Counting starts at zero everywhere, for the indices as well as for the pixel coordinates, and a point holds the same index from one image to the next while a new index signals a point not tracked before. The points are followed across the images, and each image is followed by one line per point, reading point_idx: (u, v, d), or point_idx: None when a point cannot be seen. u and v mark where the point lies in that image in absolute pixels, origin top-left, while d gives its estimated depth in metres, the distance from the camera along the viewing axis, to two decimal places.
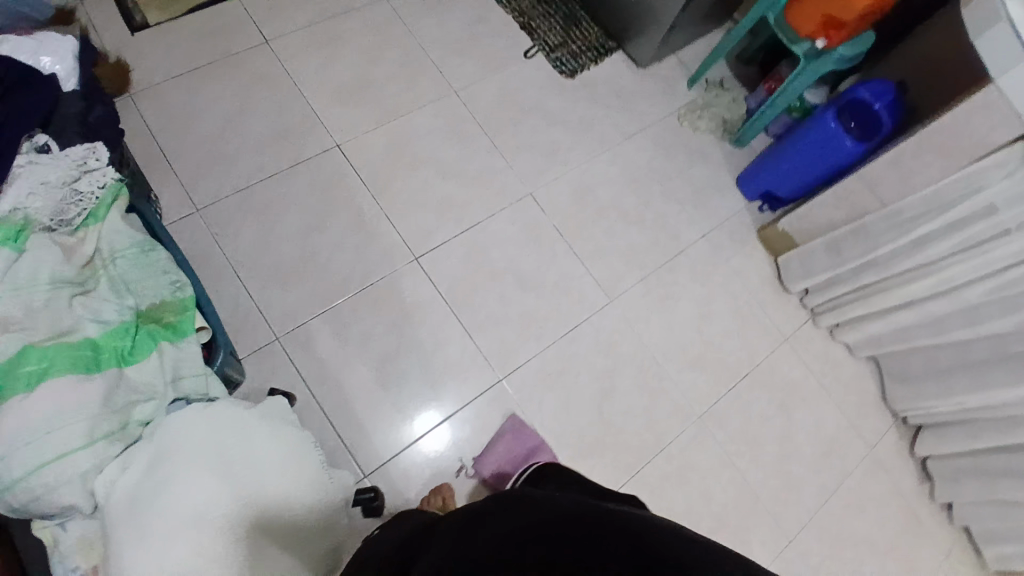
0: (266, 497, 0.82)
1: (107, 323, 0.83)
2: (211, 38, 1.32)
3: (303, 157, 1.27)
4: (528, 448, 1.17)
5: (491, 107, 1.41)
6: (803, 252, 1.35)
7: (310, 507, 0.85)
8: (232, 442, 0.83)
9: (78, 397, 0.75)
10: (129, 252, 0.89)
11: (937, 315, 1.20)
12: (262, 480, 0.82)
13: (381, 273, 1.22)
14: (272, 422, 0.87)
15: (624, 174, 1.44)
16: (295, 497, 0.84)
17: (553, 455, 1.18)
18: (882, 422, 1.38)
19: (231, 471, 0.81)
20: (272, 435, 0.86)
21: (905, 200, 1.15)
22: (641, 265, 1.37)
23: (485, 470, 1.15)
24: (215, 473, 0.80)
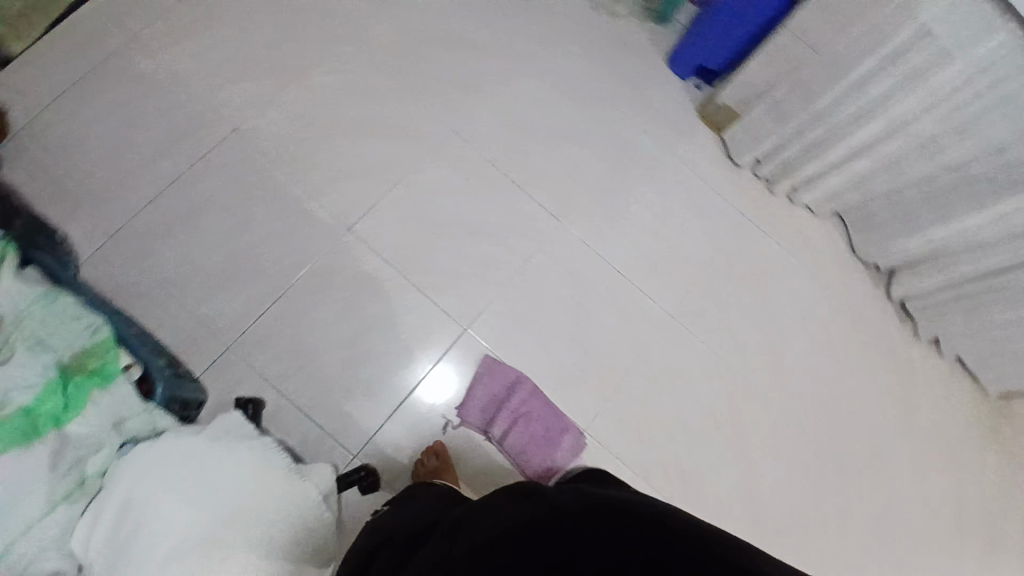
0: (235, 513, 0.81)
1: (35, 385, 0.80)
2: (66, 49, 1.19)
3: (206, 152, 1.19)
4: (508, 386, 1.19)
5: (391, 46, 1.30)
6: (749, 123, 1.28)
7: (284, 511, 0.83)
8: (188, 469, 0.82)
9: (24, 470, 0.77)
10: (32, 308, 0.86)
11: (891, 156, 1.14)
12: (230, 486, 0.82)
13: (321, 254, 1.17)
14: (225, 441, 0.87)
15: (552, 84, 1.34)
16: (264, 506, 0.83)
17: (531, 383, 1.20)
18: (859, 275, 1.36)
19: (195, 496, 0.80)
20: (227, 453, 0.85)
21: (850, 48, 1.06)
22: (588, 178, 1.31)
23: (473, 418, 1.17)
24: (180, 501, 0.80)
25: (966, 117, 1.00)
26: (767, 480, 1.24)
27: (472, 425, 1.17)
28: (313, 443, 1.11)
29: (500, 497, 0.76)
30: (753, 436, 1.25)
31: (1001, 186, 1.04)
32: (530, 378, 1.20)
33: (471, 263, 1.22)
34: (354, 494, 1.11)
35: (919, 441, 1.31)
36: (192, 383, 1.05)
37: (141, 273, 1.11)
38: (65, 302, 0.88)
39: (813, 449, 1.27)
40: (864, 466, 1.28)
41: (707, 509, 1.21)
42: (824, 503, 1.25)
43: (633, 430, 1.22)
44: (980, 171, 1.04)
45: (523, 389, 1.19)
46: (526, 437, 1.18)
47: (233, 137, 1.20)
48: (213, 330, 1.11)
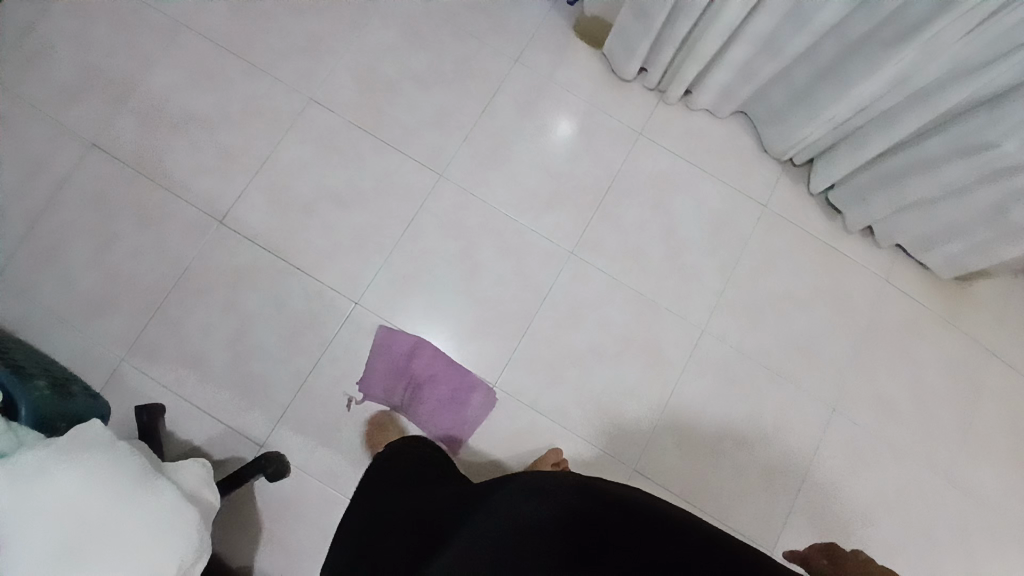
0: (99, 514, 0.76)
1: None
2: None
3: (63, 175, 1.16)
4: (406, 353, 1.16)
5: (231, 28, 1.24)
6: (621, 30, 1.15)
7: (148, 502, 0.79)
8: (35, 485, 0.74)
9: None
10: None
11: (766, 33, 1.01)
12: (85, 492, 0.76)
13: (196, 253, 1.16)
14: (68, 448, 0.78)
15: (406, 34, 1.25)
16: (127, 503, 0.78)
17: (432, 346, 1.16)
18: (772, 173, 1.27)
19: (52, 508, 0.74)
20: (71, 460, 0.77)
21: None
22: (462, 126, 1.23)
23: (375, 391, 1.14)
24: (36, 515, 0.74)
25: None
26: (698, 405, 1.17)
27: (376, 399, 1.14)
28: (219, 440, 1.11)
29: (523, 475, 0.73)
30: (677, 363, 1.18)
31: (888, 42, 0.91)
32: (429, 341, 1.16)
33: (351, 235, 1.18)
34: (267, 483, 1.11)
35: (862, 338, 1.22)
36: (84, 402, 1.00)
37: (24, 303, 1.12)
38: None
39: (745, 366, 1.19)
40: (803, 374, 1.20)
41: (637, 444, 1.15)
42: (764, 419, 1.18)
43: (547, 377, 1.16)
44: (864, 29, 0.93)
45: (422, 354, 1.16)
46: (434, 402, 1.15)
47: (90, 151, 1.17)
48: (103, 346, 1.12)
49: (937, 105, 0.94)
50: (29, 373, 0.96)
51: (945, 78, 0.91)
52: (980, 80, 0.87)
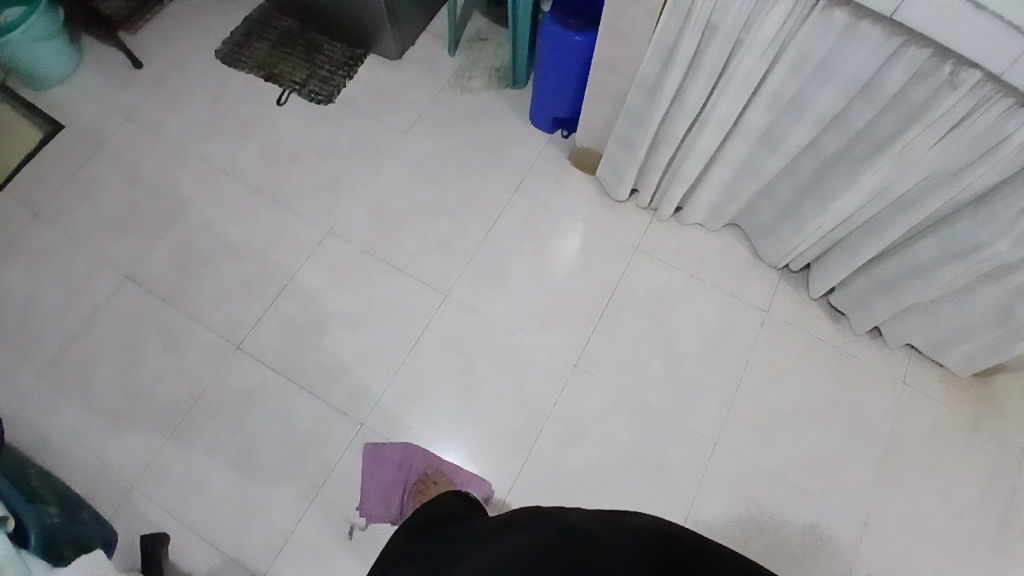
0: None
1: None
2: None
3: (99, 302, 1.24)
4: (395, 464, 1.15)
5: (258, 170, 1.36)
6: (609, 158, 1.26)
7: None
8: None
9: None
10: None
11: (741, 155, 1.09)
12: None
13: (210, 376, 1.19)
14: None
15: (416, 170, 1.38)
16: None
17: (420, 449, 1.16)
18: (770, 282, 1.29)
19: None
20: None
21: (660, 76, 1.04)
22: (466, 249, 1.31)
23: (372, 510, 1.12)
24: None
25: (789, 96, 0.96)
26: (716, 525, 1.12)
27: (374, 517, 1.11)
28: (218, 571, 1.08)
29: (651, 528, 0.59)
30: (689, 480, 1.14)
31: (865, 154, 0.97)
32: (416, 445, 1.16)
33: (358, 356, 1.22)
34: None
35: (882, 447, 1.18)
36: (93, 526, 1.02)
37: (50, 426, 1.16)
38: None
39: (761, 480, 1.15)
40: (826, 488, 1.15)
41: None
42: (788, 539, 1.11)
43: (554, 495, 1.13)
44: (835, 145, 1.00)
45: (413, 463, 1.15)
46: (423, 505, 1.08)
47: (124, 282, 1.26)
48: (115, 469, 1.13)
49: (918, 212, 0.98)
50: (41, 499, 0.98)
51: (925, 184, 0.95)
52: (963, 180, 0.90)
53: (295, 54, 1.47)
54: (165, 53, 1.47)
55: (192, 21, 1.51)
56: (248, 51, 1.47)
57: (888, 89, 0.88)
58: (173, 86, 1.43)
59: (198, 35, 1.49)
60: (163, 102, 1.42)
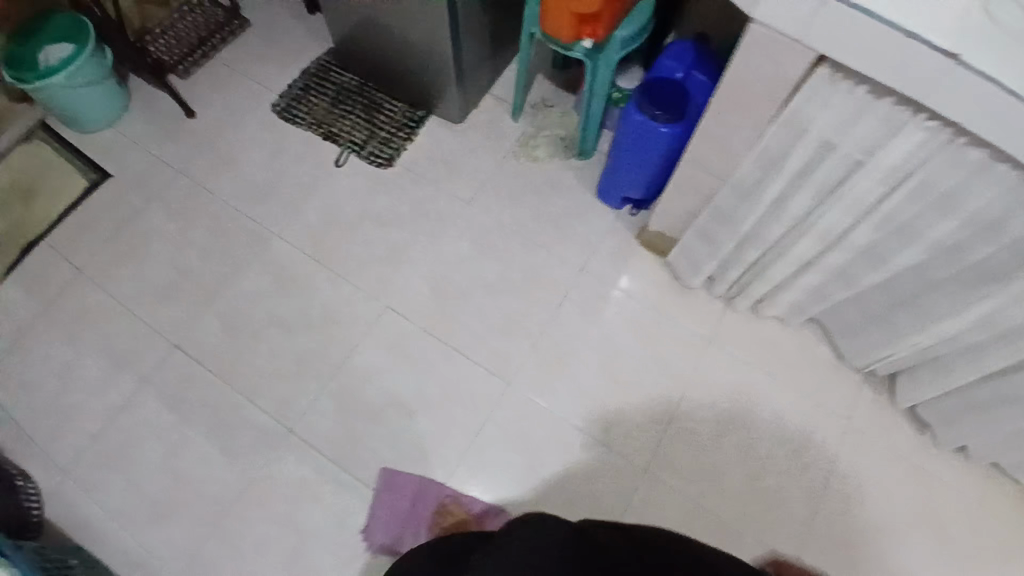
0: None
1: None
2: (14, 292, 1.25)
3: (146, 373, 1.19)
4: (410, 498, 1.13)
5: (315, 236, 1.31)
6: (684, 247, 1.20)
7: None
8: None
9: None
10: None
11: (838, 266, 1.03)
12: None
13: (260, 462, 1.14)
14: None
15: (477, 243, 1.32)
16: None
17: (432, 481, 1.14)
18: (849, 385, 1.24)
19: None
20: None
21: (758, 180, 0.97)
22: (528, 332, 1.25)
23: (380, 545, 1.10)
24: None
25: (902, 220, 0.89)
26: None
27: (385, 553, 1.10)
28: None
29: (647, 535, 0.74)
30: None
31: (977, 282, 0.89)
32: (429, 477, 1.15)
33: (414, 446, 1.16)
34: None
35: (964, 574, 1.12)
36: None
37: (89, 507, 1.10)
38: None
39: None
40: None
41: None
42: None
43: None
44: (944, 272, 0.92)
45: (429, 497, 1.13)
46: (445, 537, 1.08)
47: (174, 352, 1.21)
48: (159, 560, 1.08)
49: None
50: None
51: None
52: None
53: (354, 113, 1.42)
54: (219, 103, 1.42)
55: (248, 71, 1.46)
56: (307, 107, 1.42)
57: (1013, 228, 0.80)
58: (227, 142, 1.38)
59: (253, 87, 1.44)
60: (215, 157, 1.37)
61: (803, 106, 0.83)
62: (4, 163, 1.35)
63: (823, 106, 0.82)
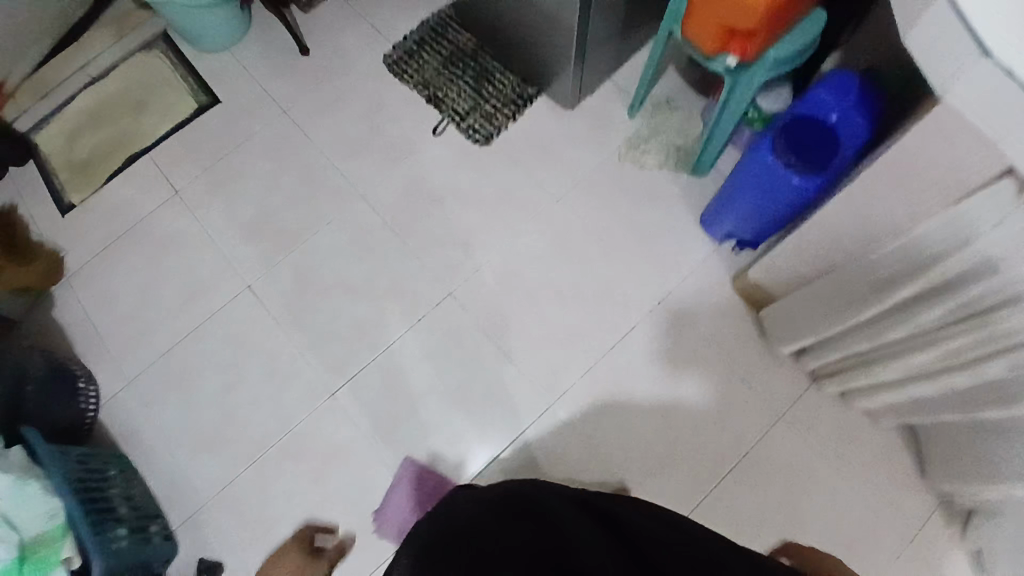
0: None
1: None
2: (115, 199, 1.31)
3: (213, 307, 1.23)
4: (429, 493, 1.11)
5: (396, 204, 1.27)
6: (782, 310, 1.08)
7: None
8: None
9: None
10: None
11: (960, 388, 0.88)
12: None
13: (299, 419, 1.17)
14: None
15: (557, 246, 1.23)
16: None
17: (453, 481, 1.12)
18: (925, 503, 1.09)
19: None
20: None
21: (892, 272, 0.84)
22: (584, 355, 1.17)
23: (391, 530, 1.11)
24: None
25: None
26: None
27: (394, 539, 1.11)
28: None
29: (627, 497, 0.64)
30: None
31: None
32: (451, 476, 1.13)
33: (445, 443, 1.14)
34: None
35: None
36: (160, 546, 1.06)
37: (144, 421, 1.18)
38: (33, 486, 0.90)
39: None
40: None
41: None
42: None
43: None
44: None
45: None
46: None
47: (243, 291, 1.24)
48: (192, 486, 1.14)
49: None
50: (114, 520, 1.00)
51: None
52: None
53: (462, 79, 1.34)
54: (332, 45, 1.39)
55: (366, 16, 1.40)
56: (416, 65, 1.36)
57: None
58: (332, 87, 1.36)
59: (369, 32, 1.39)
60: (318, 102, 1.35)
61: (972, 212, 0.70)
62: (120, 69, 1.39)
63: (999, 222, 0.67)
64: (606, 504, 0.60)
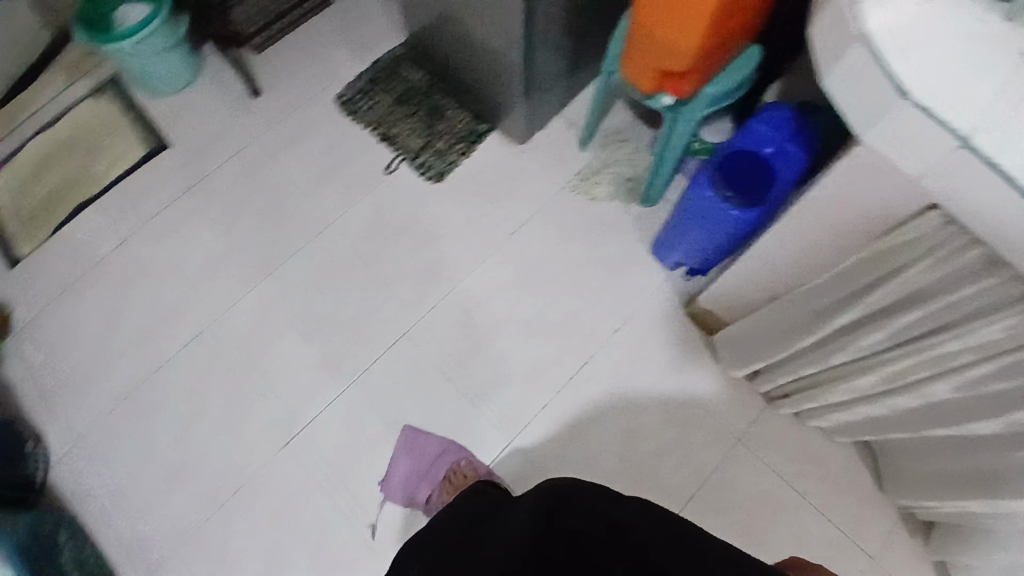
0: None
1: None
2: (63, 248, 1.28)
3: (167, 355, 1.21)
4: (432, 455, 1.14)
5: (351, 243, 1.27)
6: (731, 337, 1.11)
7: None
8: None
9: None
10: None
11: (906, 408, 0.91)
12: None
13: (257, 467, 1.15)
14: None
15: (513, 279, 1.24)
16: None
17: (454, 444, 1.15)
18: (882, 519, 1.12)
19: None
20: None
21: (831, 302, 0.87)
22: (543, 388, 1.18)
23: (397, 495, 1.13)
24: None
25: (989, 394, 0.76)
26: None
27: (400, 501, 1.13)
28: None
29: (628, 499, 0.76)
30: None
31: None
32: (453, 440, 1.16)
33: (407, 483, 1.14)
34: None
35: None
36: None
37: (95, 476, 1.15)
38: None
39: None
40: None
41: None
42: None
43: None
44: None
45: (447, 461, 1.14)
46: (448, 495, 1.08)
47: (197, 337, 1.22)
48: (147, 541, 1.11)
49: None
50: None
51: None
52: None
53: (414, 117, 1.35)
54: (284, 87, 1.39)
55: (317, 57, 1.41)
56: (368, 104, 1.37)
57: None
58: (285, 129, 1.36)
59: (322, 73, 1.40)
60: (270, 144, 1.35)
61: (899, 245, 0.73)
62: (68, 115, 1.37)
63: (929, 257, 0.70)
64: (609, 508, 0.72)
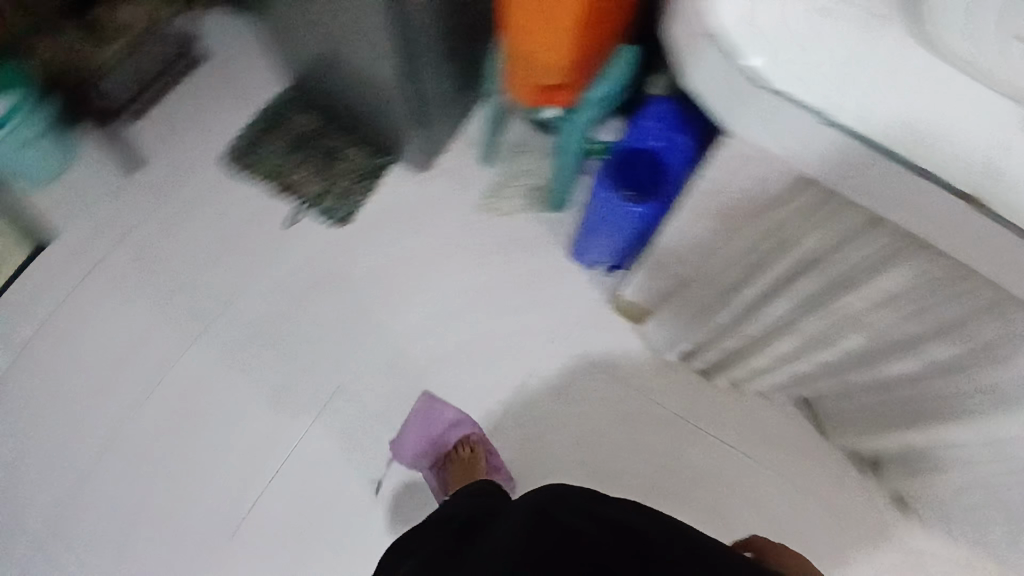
0: None
1: None
2: None
3: (98, 458, 1.17)
4: (444, 425, 1.15)
5: (269, 303, 1.24)
6: (660, 323, 1.15)
7: None
8: None
9: None
10: None
11: (828, 362, 0.96)
12: None
13: (216, 550, 1.13)
14: None
15: (441, 307, 1.24)
16: None
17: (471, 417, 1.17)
18: (830, 460, 1.18)
19: None
20: None
21: (738, 279, 0.91)
22: (490, 409, 1.19)
23: (404, 456, 1.15)
24: None
25: (895, 339, 0.81)
26: None
27: (404, 462, 1.15)
28: None
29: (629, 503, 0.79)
30: None
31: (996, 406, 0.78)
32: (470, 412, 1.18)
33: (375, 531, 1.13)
34: None
35: None
36: None
37: None
38: None
39: None
40: None
41: None
42: None
43: None
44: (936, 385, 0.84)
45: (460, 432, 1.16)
46: (450, 468, 1.10)
47: (126, 433, 1.18)
48: None
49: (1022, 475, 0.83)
50: None
51: None
52: None
53: (309, 163, 1.33)
54: (168, 156, 1.34)
55: (197, 119, 1.37)
56: (259, 160, 1.33)
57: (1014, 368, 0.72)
58: (178, 199, 1.31)
59: (207, 135, 1.36)
60: (165, 217, 1.30)
61: (783, 222, 0.76)
62: None
63: (812, 227, 0.74)
64: (614, 513, 0.74)
